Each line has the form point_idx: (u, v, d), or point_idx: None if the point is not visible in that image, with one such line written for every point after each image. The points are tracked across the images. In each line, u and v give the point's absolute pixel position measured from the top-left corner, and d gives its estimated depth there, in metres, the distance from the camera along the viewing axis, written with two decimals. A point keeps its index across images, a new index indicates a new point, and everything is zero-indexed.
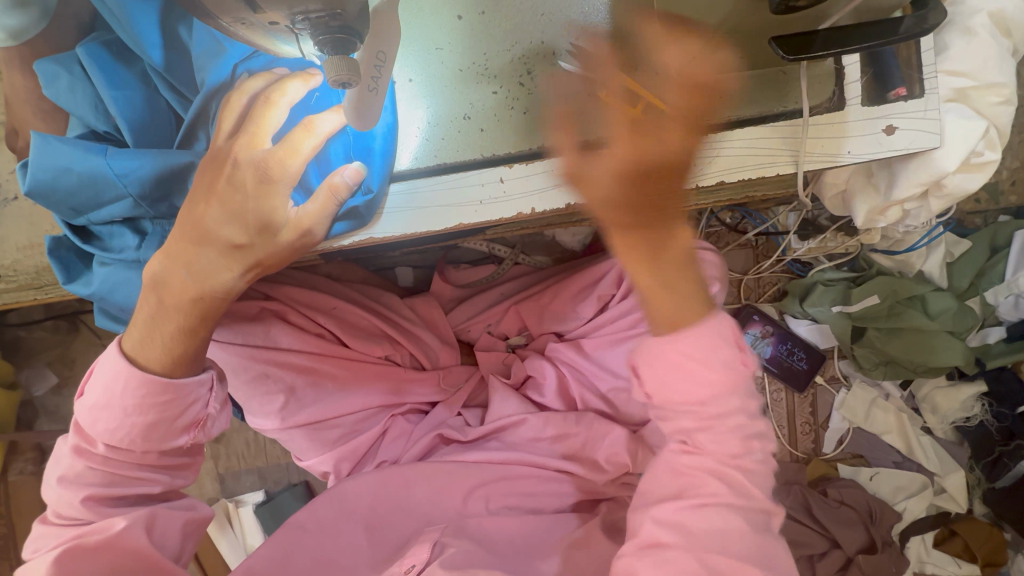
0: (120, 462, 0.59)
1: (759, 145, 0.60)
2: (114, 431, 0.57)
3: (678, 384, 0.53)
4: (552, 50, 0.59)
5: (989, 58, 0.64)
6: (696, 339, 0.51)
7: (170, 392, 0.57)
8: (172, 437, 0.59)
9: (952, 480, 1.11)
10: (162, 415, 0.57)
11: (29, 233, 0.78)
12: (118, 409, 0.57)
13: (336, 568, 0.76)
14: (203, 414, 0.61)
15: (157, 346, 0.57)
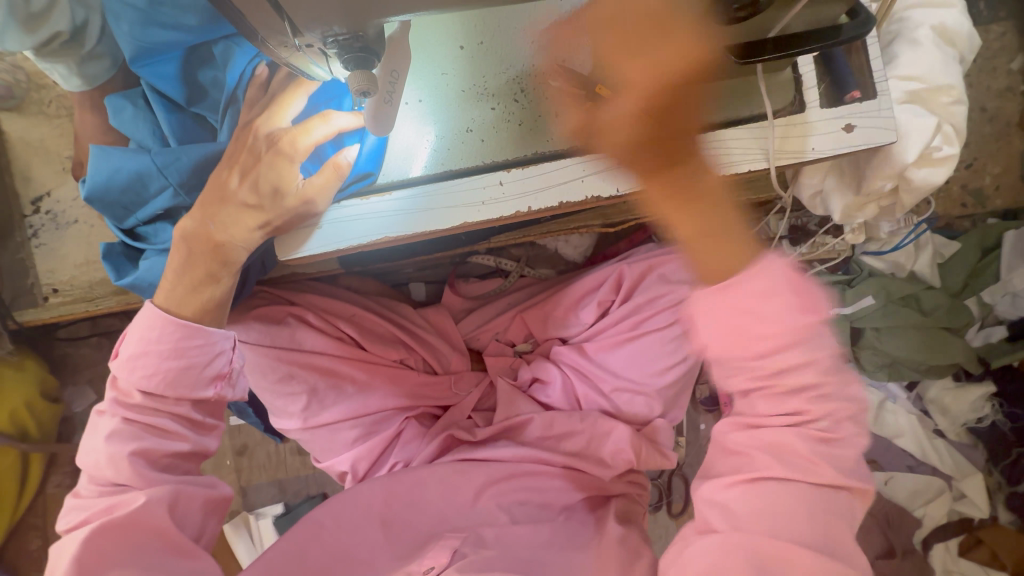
0: (154, 410, 0.64)
1: (733, 144, 0.68)
2: (150, 377, 0.63)
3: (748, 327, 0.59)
4: (543, 70, 0.68)
5: (935, 64, 0.72)
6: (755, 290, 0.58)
7: (199, 337, 0.65)
8: (200, 386, 0.66)
9: (970, 484, 1.09)
10: (191, 362, 0.64)
11: (87, 251, 0.88)
12: (154, 355, 0.63)
13: (353, 563, 0.77)
14: (226, 367, 0.68)
15: (187, 294, 0.66)
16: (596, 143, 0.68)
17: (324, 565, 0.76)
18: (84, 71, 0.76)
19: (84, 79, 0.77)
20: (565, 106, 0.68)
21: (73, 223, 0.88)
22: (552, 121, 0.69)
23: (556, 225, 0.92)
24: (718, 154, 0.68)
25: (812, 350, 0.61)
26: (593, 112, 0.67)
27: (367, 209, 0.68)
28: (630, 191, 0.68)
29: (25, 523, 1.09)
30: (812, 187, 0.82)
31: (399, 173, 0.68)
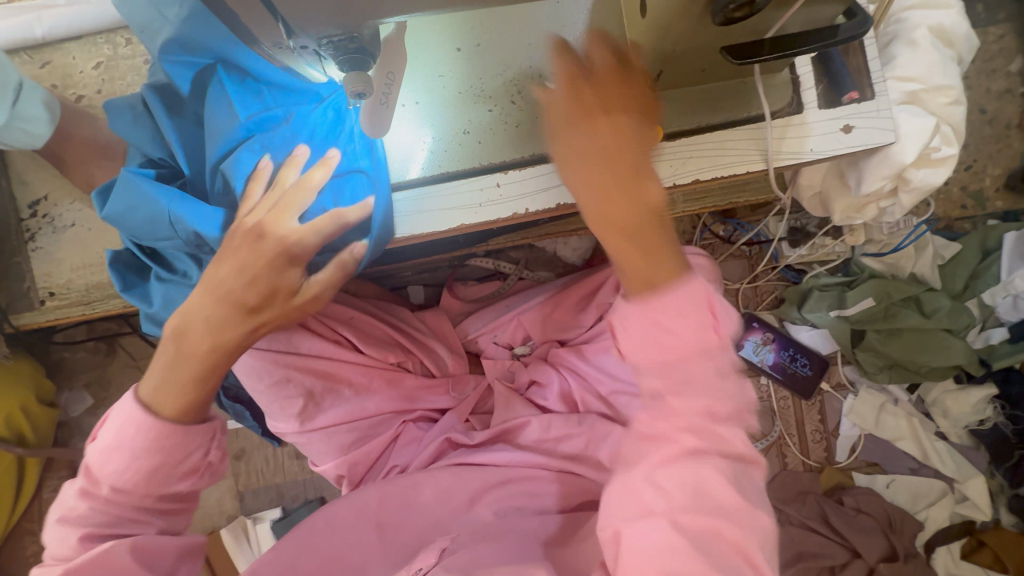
0: (121, 506, 0.60)
1: (731, 146, 0.68)
2: (121, 474, 0.59)
3: (660, 339, 0.52)
4: (540, 71, 0.68)
5: (932, 65, 0.71)
6: (668, 305, 0.52)
7: (177, 437, 0.60)
8: (171, 482, 0.61)
9: (973, 487, 1.08)
10: (163, 461, 0.60)
11: (83, 255, 0.88)
12: (127, 452, 0.59)
13: (347, 567, 0.76)
14: (203, 461, 0.63)
15: (162, 389, 0.61)
16: None
17: (316, 569, 0.75)
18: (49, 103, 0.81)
19: (53, 113, 0.82)
20: None
21: (70, 227, 0.88)
22: None
23: (554, 227, 0.92)
24: (715, 156, 0.68)
25: (717, 360, 0.53)
26: None
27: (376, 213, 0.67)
28: None
29: (21, 527, 1.08)
30: (811, 189, 0.83)
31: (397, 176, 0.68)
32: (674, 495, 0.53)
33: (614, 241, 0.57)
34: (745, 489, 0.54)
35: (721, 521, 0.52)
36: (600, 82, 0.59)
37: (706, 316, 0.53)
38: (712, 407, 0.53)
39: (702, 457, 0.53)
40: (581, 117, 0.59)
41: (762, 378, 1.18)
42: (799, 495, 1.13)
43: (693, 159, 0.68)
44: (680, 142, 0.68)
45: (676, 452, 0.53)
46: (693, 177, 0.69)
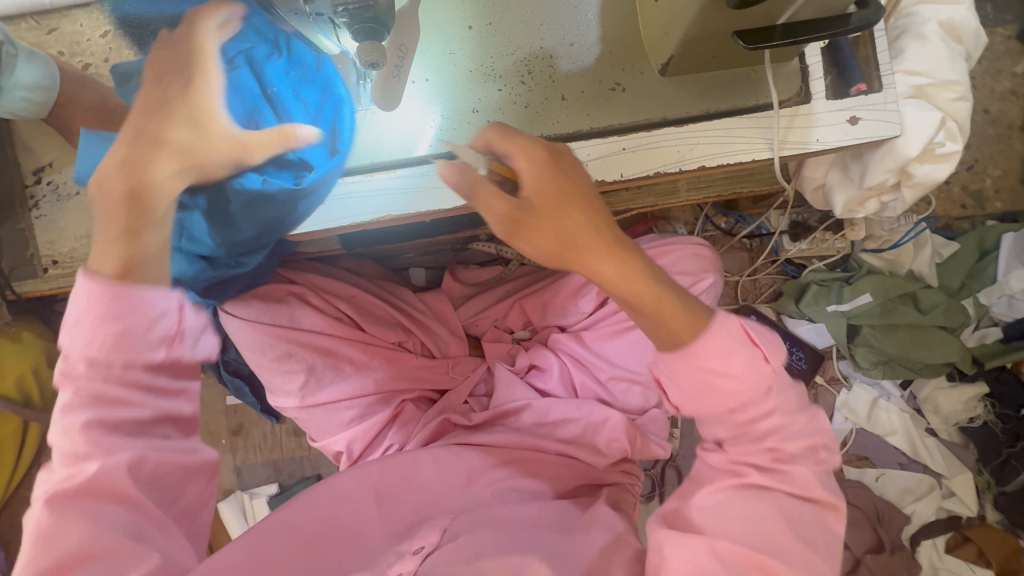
0: (100, 376, 0.47)
1: (737, 133, 0.68)
2: (92, 342, 0.47)
3: (703, 399, 0.53)
4: (552, 52, 0.68)
5: (941, 60, 0.72)
6: (715, 345, 0.51)
7: (138, 292, 0.48)
8: (147, 349, 0.49)
9: (960, 483, 1.11)
10: (126, 325, 0.47)
11: (86, 223, 0.87)
12: (91, 316, 0.47)
13: (345, 536, 0.74)
14: (176, 327, 0.51)
15: (111, 252, 0.49)
16: (604, 128, 0.68)
17: (314, 536, 0.72)
18: (48, 69, 0.82)
19: (53, 80, 0.82)
20: (572, 89, 0.68)
21: (74, 195, 0.87)
22: (561, 104, 0.68)
23: None
24: (722, 143, 0.68)
25: (776, 397, 0.54)
26: (598, 97, 0.67)
27: (357, 189, 0.68)
28: (634, 177, 0.69)
29: (17, 495, 1.09)
30: (815, 180, 0.83)
31: (406, 152, 0.68)
32: (726, 523, 0.53)
33: (640, 274, 0.50)
34: (806, 536, 0.52)
35: (775, 552, 0.51)
36: (546, 207, 0.49)
37: (752, 350, 0.52)
38: (776, 447, 0.54)
39: (757, 494, 0.53)
40: (555, 241, 0.49)
41: None
42: None
43: (701, 145, 0.68)
44: (689, 127, 0.68)
45: (736, 482, 0.54)
46: (699, 164, 0.68)
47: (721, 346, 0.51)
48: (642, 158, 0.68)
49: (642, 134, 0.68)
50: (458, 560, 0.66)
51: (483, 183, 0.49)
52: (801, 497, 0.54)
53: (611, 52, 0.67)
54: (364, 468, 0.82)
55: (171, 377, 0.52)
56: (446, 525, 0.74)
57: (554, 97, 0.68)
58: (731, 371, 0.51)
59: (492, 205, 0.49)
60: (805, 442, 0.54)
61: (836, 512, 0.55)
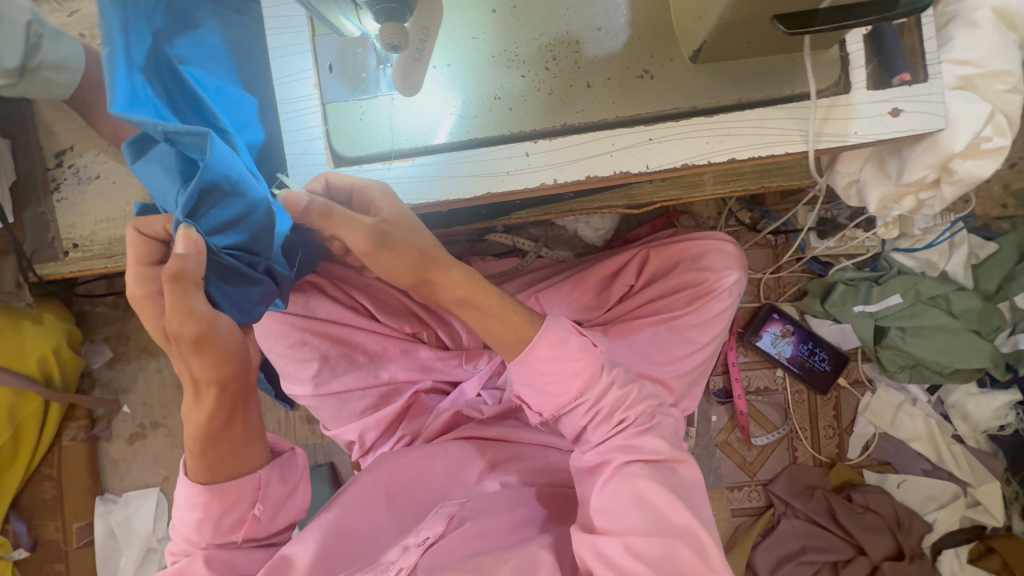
0: (200, 539, 0.62)
1: (769, 124, 0.65)
2: (191, 518, 0.61)
3: (552, 388, 0.67)
4: (578, 38, 0.65)
5: (994, 48, 0.68)
6: (549, 343, 0.66)
7: (220, 491, 0.60)
8: (230, 524, 0.62)
9: (986, 492, 1.06)
10: (208, 512, 0.61)
11: (106, 207, 0.88)
12: (192, 505, 0.61)
13: (359, 542, 0.71)
14: (252, 513, 0.63)
15: (198, 461, 0.60)
16: (629, 117, 0.65)
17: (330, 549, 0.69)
18: (74, 51, 0.81)
19: (79, 62, 0.81)
20: (597, 76, 0.65)
21: (95, 178, 0.88)
22: (587, 91, 0.65)
23: (580, 205, 0.90)
24: (754, 134, 0.65)
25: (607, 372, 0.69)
26: (624, 85, 0.65)
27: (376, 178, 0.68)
28: (660, 168, 0.66)
29: (39, 472, 1.11)
30: (848, 176, 0.80)
31: (424, 139, 0.66)
32: (625, 515, 0.63)
33: (493, 299, 0.67)
34: (683, 497, 0.66)
35: (664, 528, 0.63)
36: (401, 231, 0.62)
37: (583, 341, 0.67)
38: (622, 418, 0.69)
39: (627, 471, 0.66)
40: (417, 262, 0.63)
41: (778, 370, 1.16)
42: (806, 489, 1.12)
43: (731, 137, 0.65)
44: (718, 117, 0.65)
45: (612, 469, 0.67)
46: (729, 156, 0.66)
47: (553, 352, 0.66)
48: (669, 149, 0.66)
49: (669, 125, 0.65)
50: (460, 558, 0.67)
51: (335, 208, 0.59)
52: (656, 462, 0.68)
53: (641, 38, 0.65)
54: (360, 477, 0.79)
55: (270, 534, 0.67)
56: (454, 512, 0.74)
57: (579, 85, 0.65)
58: (568, 356, 0.67)
59: (354, 223, 0.60)
60: (639, 409, 0.69)
61: (687, 465, 0.70)
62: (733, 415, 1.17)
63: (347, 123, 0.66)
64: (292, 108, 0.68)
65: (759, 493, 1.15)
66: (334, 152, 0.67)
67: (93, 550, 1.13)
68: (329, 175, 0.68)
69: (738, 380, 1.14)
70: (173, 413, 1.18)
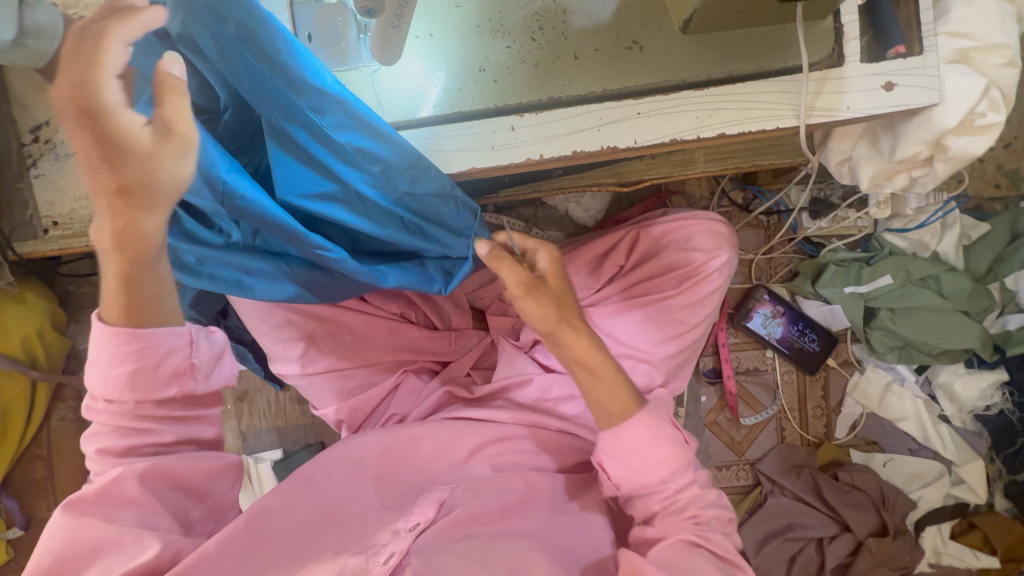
0: (121, 414, 0.59)
1: (760, 98, 0.63)
2: (107, 383, 0.58)
3: (637, 468, 0.69)
4: (564, 6, 0.64)
5: (990, 20, 0.66)
6: (651, 428, 0.69)
7: (141, 340, 0.57)
8: (159, 386, 0.59)
9: (970, 470, 1.08)
10: (135, 367, 0.57)
11: (85, 183, 0.86)
12: (103, 364, 0.57)
13: (345, 516, 0.71)
14: (184, 364, 0.60)
15: (107, 299, 0.56)
16: (617, 91, 0.63)
17: (314, 520, 0.70)
18: (53, 17, 0.76)
19: (56, 29, 0.76)
20: (585, 47, 0.63)
21: (71, 153, 0.85)
22: (574, 63, 0.63)
23: (568, 182, 0.89)
24: (745, 108, 0.63)
25: (692, 470, 0.71)
26: (614, 56, 0.63)
27: None
28: (648, 143, 0.64)
29: (29, 452, 1.11)
30: (841, 153, 0.79)
31: (409, 113, 0.64)
32: (677, 572, 0.64)
33: (605, 374, 0.71)
34: None
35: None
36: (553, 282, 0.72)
37: (678, 434, 0.71)
38: (696, 512, 0.70)
39: (691, 551, 0.67)
40: (550, 316, 0.69)
41: (767, 351, 1.16)
42: (795, 468, 1.13)
43: (720, 110, 0.63)
44: (708, 91, 0.63)
45: (677, 541, 0.67)
46: (718, 131, 0.64)
47: (652, 435, 0.69)
48: (658, 124, 0.64)
49: (656, 99, 0.63)
50: (451, 542, 0.68)
51: (506, 255, 0.68)
52: (721, 556, 0.68)
53: (630, 8, 0.63)
54: (349, 445, 0.79)
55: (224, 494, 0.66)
56: (443, 497, 0.74)
57: (567, 57, 0.63)
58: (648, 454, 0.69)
59: (510, 278, 0.68)
60: (713, 510, 0.71)
61: (745, 573, 0.69)
62: (722, 396, 1.17)
63: None
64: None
65: (746, 471, 1.17)
66: None
67: None
68: None
69: (728, 361, 1.15)
70: None
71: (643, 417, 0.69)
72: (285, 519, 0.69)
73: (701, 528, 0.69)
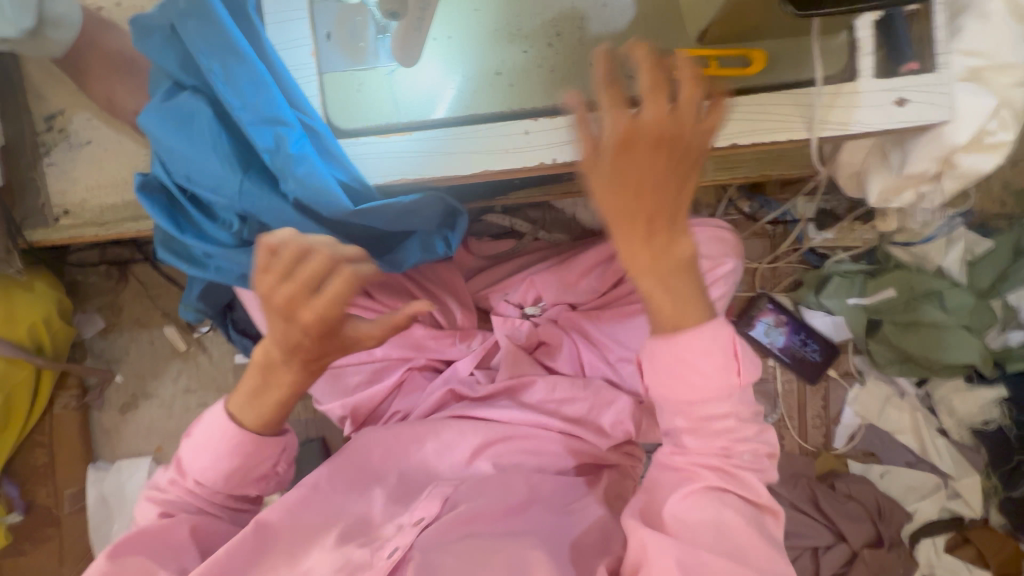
0: (206, 495, 0.70)
1: (773, 109, 0.64)
2: (205, 469, 0.67)
3: (684, 387, 0.64)
4: (582, 13, 0.64)
5: (1003, 40, 0.67)
6: (698, 346, 0.62)
7: (254, 446, 0.66)
8: (245, 483, 0.69)
9: (966, 484, 1.09)
10: (229, 466, 0.66)
11: (97, 174, 0.86)
12: (209, 453, 0.66)
13: (348, 519, 0.72)
14: (268, 470, 0.69)
15: (246, 404, 0.65)
16: (632, 98, 0.64)
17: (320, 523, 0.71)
18: (71, 8, 0.78)
19: (76, 20, 0.78)
20: (601, 53, 0.63)
21: (85, 143, 0.86)
22: (590, 69, 0.63)
23: (578, 185, 0.89)
24: (758, 120, 0.64)
25: (735, 404, 0.65)
26: (630, 63, 0.63)
27: (369, 150, 0.65)
28: None
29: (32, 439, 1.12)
30: (851, 166, 0.80)
31: (423, 113, 0.64)
32: (698, 530, 0.63)
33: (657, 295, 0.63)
34: (764, 537, 0.64)
35: (742, 557, 0.62)
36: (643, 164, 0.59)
37: (730, 360, 0.63)
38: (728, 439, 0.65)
39: (718, 498, 0.65)
40: (643, 224, 0.60)
41: (769, 360, 1.16)
42: (792, 477, 1.14)
43: (732, 121, 0.64)
44: None
45: (702, 489, 0.65)
46: (730, 141, 0.65)
47: (703, 343, 0.62)
48: None
49: None
50: (454, 540, 0.70)
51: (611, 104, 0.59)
52: (751, 503, 0.66)
53: (646, 17, 0.64)
54: (353, 450, 0.80)
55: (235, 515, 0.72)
56: (448, 491, 0.75)
57: (582, 62, 0.64)
58: (704, 373, 0.62)
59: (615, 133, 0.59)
60: (749, 448, 0.66)
61: (776, 519, 0.67)
62: None
63: (346, 94, 0.65)
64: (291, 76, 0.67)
65: None
66: (328, 122, 0.65)
67: (85, 516, 1.14)
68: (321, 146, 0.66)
69: None
70: (164, 383, 1.19)
71: (693, 347, 0.62)
72: (295, 526, 0.71)
73: (733, 464, 0.65)
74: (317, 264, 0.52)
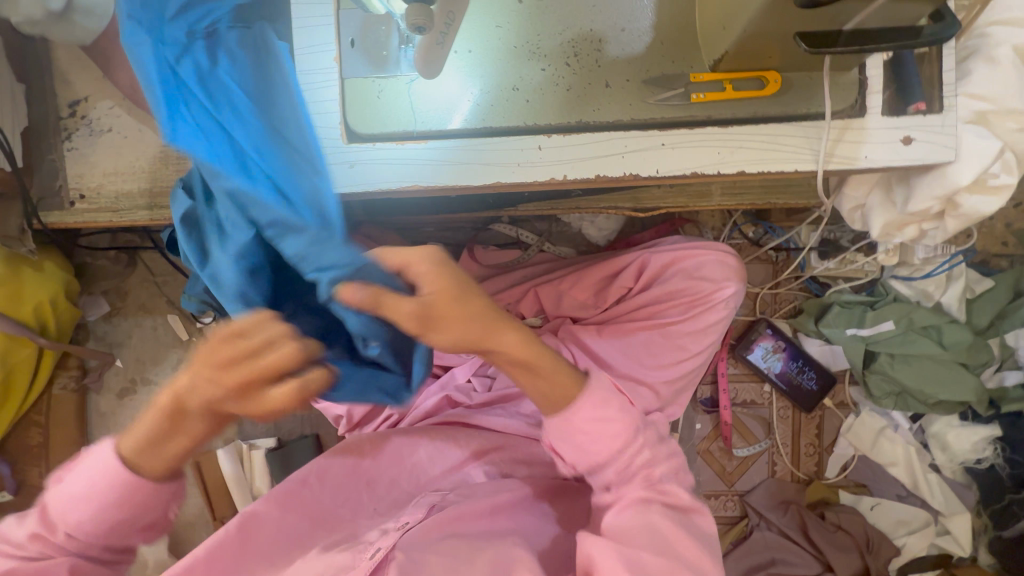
0: (77, 549, 0.54)
1: (783, 140, 0.66)
2: (82, 519, 0.52)
3: (587, 445, 0.63)
4: (601, 36, 0.66)
5: (1011, 85, 0.69)
6: (589, 404, 0.62)
7: (140, 491, 0.53)
8: (126, 533, 0.54)
9: (956, 522, 1.09)
10: (114, 514, 0.52)
11: (116, 161, 0.88)
12: (84, 498, 0.52)
13: (337, 521, 0.73)
14: (158, 513, 0.55)
15: (143, 444, 0.52)
16: (645, 121, 0.65)
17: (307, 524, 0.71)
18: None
19: (109, 10, 0.80)
20: (617, 76, 0.65)
21: (107, 131, 0.88)
22: (605, 91, 0.65)
23: (588, 202, 0.91)
24: (766, 150, 0.66)
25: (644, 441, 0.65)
26: (645, 86, 0.65)
27: (388, 157, 0.68)
28: (668, 174, 0.67)
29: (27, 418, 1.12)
30: (854, 200, 0.81)
31: (441, 123, 0.66)
32: (633, 535, 0.62)
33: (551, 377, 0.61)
34: (693, 535, 0.64)
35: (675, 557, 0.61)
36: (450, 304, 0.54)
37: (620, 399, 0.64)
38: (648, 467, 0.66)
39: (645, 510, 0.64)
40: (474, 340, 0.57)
41: (765, 385, 1.17)
42: (781, 503, 1.14)
43: (742, 149, 0.66)
44: (731, 129, 0.66)
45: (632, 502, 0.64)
46: (737, 168, 0.66)
47: (596, 402, 0.62)
48: (681, 157, 0.66)
49: (679, 133, 0.66)
50: (437, 540, 0.68)
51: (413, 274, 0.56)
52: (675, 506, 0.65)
53: (664, 43, 0.65)
54: (343, 450, 0.81)
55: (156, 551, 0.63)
56: (434, 501, 0.74)
57: (598, 84, 0.65)
58: (603, 420, 0.62)
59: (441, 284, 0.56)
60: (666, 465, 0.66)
61: (703, 514, 0.67)
62: (716, 425, 1.18)
63: (365, 100, 0.66)
64: (313, 79, 0.68)
65: (734, 503, 1.18)
66: (348, 127, 0.67)
67: None
68: (341, 149, 0.68)
69: (725, 391, 1.16)
70: (164, 370, 1.20)
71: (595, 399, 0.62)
72: (278, 529, 0.71)
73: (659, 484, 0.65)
74: (262, 336, 0.47)
